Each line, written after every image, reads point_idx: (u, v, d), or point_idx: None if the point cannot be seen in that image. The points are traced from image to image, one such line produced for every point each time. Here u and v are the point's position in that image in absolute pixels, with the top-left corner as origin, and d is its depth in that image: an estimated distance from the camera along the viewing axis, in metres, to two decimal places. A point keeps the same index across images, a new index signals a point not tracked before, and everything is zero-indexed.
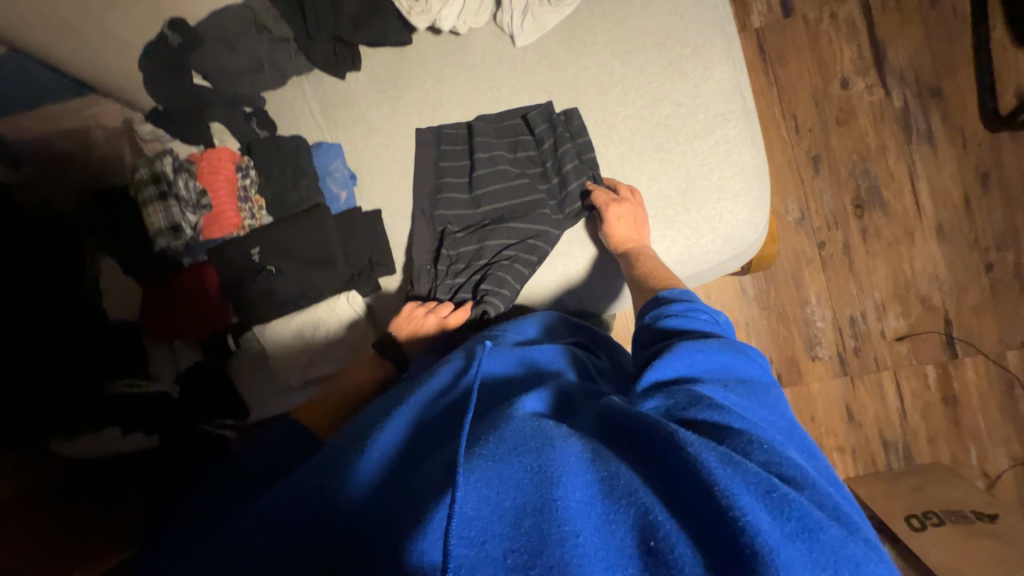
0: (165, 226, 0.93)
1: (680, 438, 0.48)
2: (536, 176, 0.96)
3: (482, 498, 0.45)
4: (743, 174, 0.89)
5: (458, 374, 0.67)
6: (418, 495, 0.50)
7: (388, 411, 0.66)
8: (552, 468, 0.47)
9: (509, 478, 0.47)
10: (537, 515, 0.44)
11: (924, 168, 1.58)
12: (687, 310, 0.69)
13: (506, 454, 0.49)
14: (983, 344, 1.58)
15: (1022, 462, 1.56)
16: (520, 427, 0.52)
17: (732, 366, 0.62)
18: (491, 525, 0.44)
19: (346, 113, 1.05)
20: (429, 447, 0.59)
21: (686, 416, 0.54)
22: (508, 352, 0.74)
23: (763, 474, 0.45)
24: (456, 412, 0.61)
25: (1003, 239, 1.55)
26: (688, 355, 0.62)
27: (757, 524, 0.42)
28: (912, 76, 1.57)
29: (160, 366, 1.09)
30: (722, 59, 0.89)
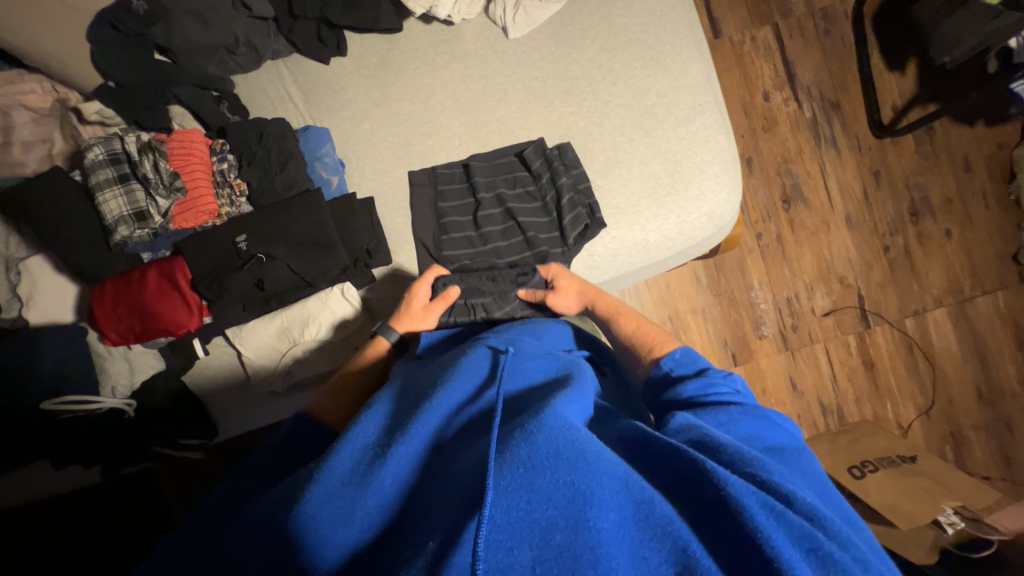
0: (128, 213, 0.82)
1: (719, 478, 0.51)
2: (536, 210, 0.99)
3: (513, 505, 0.46)
4: (721, 158, 0.99)
5: (480, 389, 0.67)
6: (449, 499, 0.50)
7: (411, 406, 0.64)
8: (585, 486, 0.47)
9: (541, 489, 0.47)
10: (569, 529, 0.45)
11: (832, 168, 1.87)
12: (703, 385, 0.69)
13: (539, 464, 0.49)
14: (889, 315, 1.86)
15: (926, 412, 1.84)
16: (552, 433, 0.52)
17: (760, 423, 0.64)
18: (521, 532, 0.45)
19: (331, 98, 1.01)
20: (456, 453, 0.58)
21: (706, 444, 0.58)
22: (528, 358, 0.73)
23: (794, 518, 0.49)
24: (484, 421, 0.61)
25: (894, 226, 1.87)
26: (711, 416, 0.64)
27: (782, 552, 0.46)
28: (816, 92, 1.86)
29: (115, 378, 0.92)
30: (695, 56, 1.00)
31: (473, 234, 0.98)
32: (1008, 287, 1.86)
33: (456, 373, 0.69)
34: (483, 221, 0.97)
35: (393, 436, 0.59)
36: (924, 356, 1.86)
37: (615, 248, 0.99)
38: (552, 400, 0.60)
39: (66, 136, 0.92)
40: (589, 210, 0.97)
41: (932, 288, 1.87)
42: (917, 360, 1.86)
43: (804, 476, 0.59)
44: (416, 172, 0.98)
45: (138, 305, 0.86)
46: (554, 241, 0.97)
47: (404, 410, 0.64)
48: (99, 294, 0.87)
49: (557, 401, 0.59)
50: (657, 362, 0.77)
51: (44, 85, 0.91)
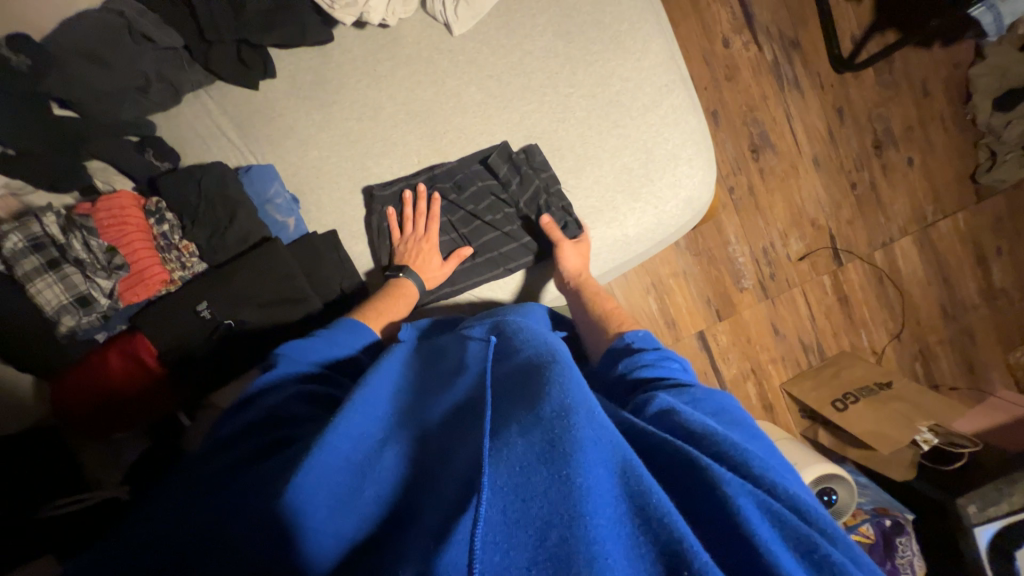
0: (69, 300, 0.75)
1: (713, 475, 0.45)
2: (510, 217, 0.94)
3: (509, 506, 0.42)
4: (692, 139, 0.96)
5: (466, 373, 0.61)
6: (437, 505, 0.46)
7: (402, 414, 0.59)
8: (580, 483, 0.42)
9: (537, 487, 0.43)
10: (565, 527, 0.40)
11: (796, 109, 1.83)
12: (658, 355, 0.68)
13: (534, 461, 0.44)
14: (859, 250, 1.89)
15: (897, 336, 1.92)
16: (549, 426, 0.47)
17: (716, 400, 0.60)
18: (515, 533, 0.40)
19: (269, 127, 0.91)
20: (443, 459, 0.52)
21: (677, 420, 0.53)
22: (517, 338, 0.67)
23: (790, 517, 0.43)
24: (467, 409, 0.55)
25: (859, 161, 1.87)
26: (678, 393, 0.60)
27: (776, 552, 0.40)
28: (776, 31, 1.79)
29: (101, 473, 0.88)
30: (655, 33, 0.94)
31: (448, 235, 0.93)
32: (966, 207, 1.92)
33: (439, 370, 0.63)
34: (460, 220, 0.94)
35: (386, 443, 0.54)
36: (892, 284, 1.91)
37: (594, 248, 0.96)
38: (551, 376, 0.54)
39: None
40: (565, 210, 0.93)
41: (897, 218, 1.90)
42: (887, 289, 1.91)
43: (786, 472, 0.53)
44: (375, 191, 0.91)
45: (105, 390, 0.80)
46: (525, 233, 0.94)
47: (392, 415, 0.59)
48: (59, 387, 0.81)
49: (549, 380, 0.53)
50: (619, 336, 0.76)
51: None
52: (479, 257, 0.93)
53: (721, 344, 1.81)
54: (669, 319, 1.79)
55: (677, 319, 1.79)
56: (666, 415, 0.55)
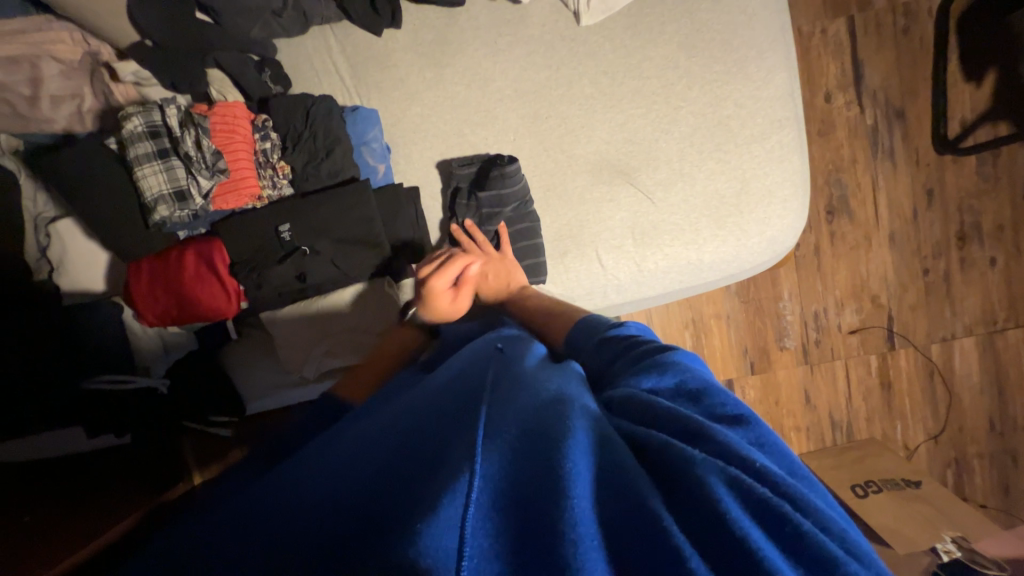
0: (168, 191, 0.77)
1: (684, 452, 0.36)
2: (590, 215, 0.93)
3: (497, 488, 0.35)
4: (793, 180, 0.93)
5: (468, 369, 0.57)
6: (428, 467, 0.39)
7: (400, 403, 0.54)
8: (564, 460, 0.35)
9: (523, 470, 0.36)
10: (546, 519, 0.33)
11: (885, 181, 1.74)
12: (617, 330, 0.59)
13: (521, 443, 0.38)
14: (916, 339, 1.79)
15: (934, 437, 1.81)
16: (539, 410, 0.41)
17: (679, 370, 0.47)
18: (495, 516, 0.34)
19: (380, 75, 0.93)
20: (431, 428, 0.46)
21: (642, 402, 0.43)
22: (527, 348, 0.61)
23: (760, 491, 0.33)
24: (468, 393, 0.50)
25: (939, 248, 1.77)
26: (650, 367, 0.48)
27: (758, 545, 0.31)
28: (883, 97, 1.70)
29: (150, 358, 0.90)
30: (781, 65, 0.92)
31: (531, 219, 0.92)
32: None
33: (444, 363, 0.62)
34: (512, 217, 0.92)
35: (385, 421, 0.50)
36: (942, 383, 1.81)
37: (667, 265, 0.94)
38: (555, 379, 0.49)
39: (96, 92, 0.84)
40: (636, 218, 0.93)
41: (964, 316, 1.80)
42: (936, 386, 1.81)
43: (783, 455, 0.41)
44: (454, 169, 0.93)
45: (173, 285, 0.83)
46: (597, 233, 0.93)
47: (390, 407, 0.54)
48: (136, 275, 0.84)
49: (539, 381, 0.48)
50: (577, 320, 0.68)
51: (71, 35, 0.80)
52: (551, 249, 0.94)
53: (748, 397, 1.75)
54: None
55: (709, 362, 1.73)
56: (631, 401, 0.44)
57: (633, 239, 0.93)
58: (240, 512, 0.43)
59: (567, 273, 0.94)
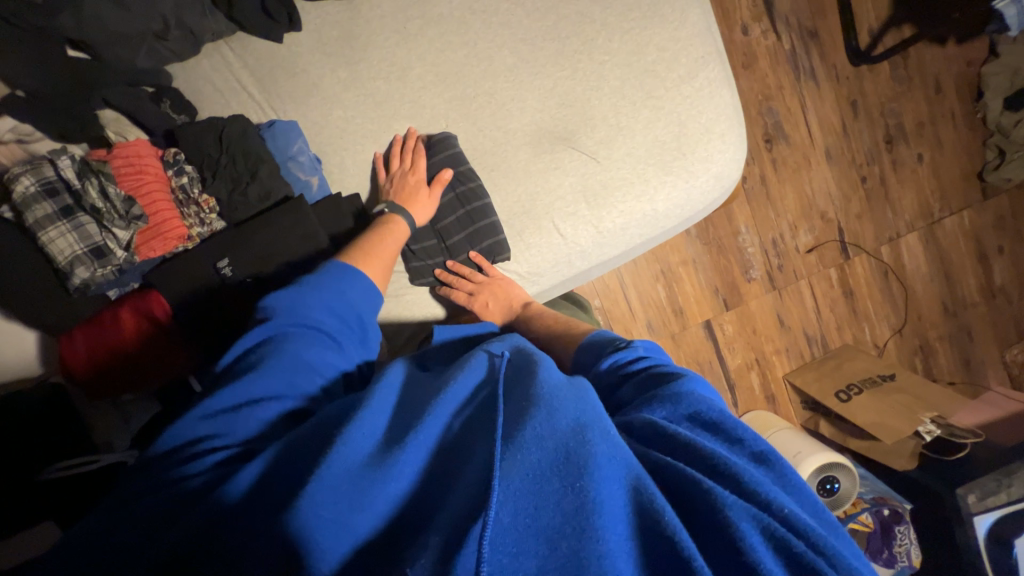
0: (84, 250, 0.71)
1: (716, 496, 0.41)
2: (539, 187, 0.92)
3: (521, 510, 0.40)
4: (726, 114, 0.94)
5: (484, 382, 0.54)
6: (451, 499, 0.43)
7: (415, 406, 0.53)
8: (593, 496, 0.40)
9: (550, 497, 0.41)
10: (575, 539, 0.38)
11: (812, 101, 1.80)
12: (621, 356, 0.62)
13: (547, 471, 0.42)
14: (866, 244, 1.89)
15: (899, 331, 1.93)
16: (564, 440, 0.44)
17: (692, 402, 0.51)
18: (525, 540, 0.39)
19: (292, 83, 0.87)
20: (456, 458, 0.47)
21: (667, 433, 0.48)
22: (536, 356, 0.59)
23: (796, 544, 0.39)
24: (484, 415, 0.50)
25: (871, 155, 1.86)
26: (666, 397, 0.52)
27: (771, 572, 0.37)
28: (795, 21, 1.75)
29: (110, 433, 0.84)
30: (693, 3, 0.92)
31: (481, 201, 0.89)
32: (971, 205, 1.94)
33: (455, 370, 0.57)
34: (465, 198, 0.89)
35: (404, 423, 0.50)
36: (897, 280, 1.92)
37: (625, 221, 0.94)
38: (574, 391, 0.50)
39: None
40: (585, 180, 0.92)
41: (904, 213, 1.91)
42: (891, 284, 1.92)
43: (792, 487, 0.45)
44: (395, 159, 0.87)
45: (118, 348, 0.76)
46: (550, 204, 0.92)
47: (402, 404, 0.54)
48: (69, 347, 0.76)
49: (561, 392, 0.49)
50: (587, 338, 0.72)
51: None
52: (508, 230, 0.92)
53: (727, 333, 1.79)
54: (676, 307, 1.75)
55: (685, 308, 1.75)
56: (651, 428, 0.49)
57: (586, 203, 0.92)
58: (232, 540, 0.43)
59: (530, 249, 0.92)
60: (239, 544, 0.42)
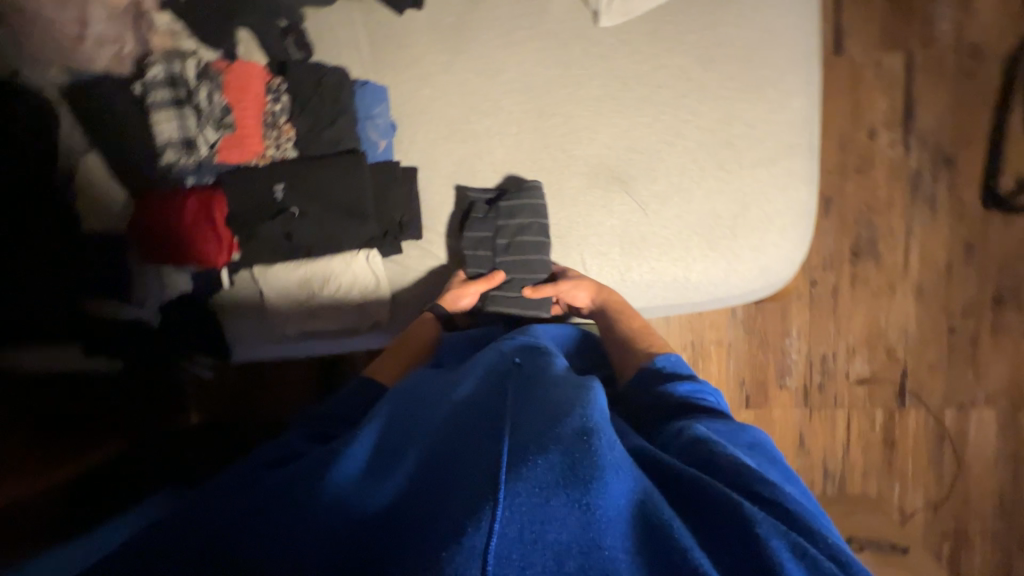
0: (178, 138, 0.85)
1: (739, 510, 0.43)
2: (580, 218, 0.93)
3: (528, 522, 0.40)
4: (795, 210, 0.90)
5: (485, 392, 0.59)
6: (458, 495, 0.44)
7: (420, 418, 0.58)
8: (600, 513, 0.40)
9: (557, 513, 0.40)
10: (584, 557, 0.38)
11: (920, 229, 1.64)
12: (694, 388, 0.67)
13: (554, 483, 0.42)
14: (928, 399, 1.68)
15: (934, 506, 1.70)
16: (569, 450, 0.45)
17: (753, 435, 0.58)
18: (533, 552, 0.38)
19: (396, 54, 0.95)
20: (458, 461, 0.49)
21: (700, 457, 0.51)
22: (543, 367, 0.63)
23: (822, 560, 0.39)
24: (483, 422, 0.52)
25: (969, 307, 1.66)
26: (715, 429, 0.58)
27: None
28: (932, 141, 1.60)
29: (145, 291, 0.92)
30: (799, 90, 0.88)
31: (546, 251, 0.92)
32: None
33: (465, 378, 0.64)
34: (519, 247, 0.92)
35: (405, 443, 0.54)
36: (952, 450, 1.69)
37: (651, 279, 0.93)
38: (578, 404, 0.52)
39: (137, 39, 0.89)
40: (626, 226, 0.92)
41: (987, 383, 1.68)
42: (943, 451, 1.69)
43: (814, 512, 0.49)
44: (476, 201, 0.93)
45: (174, 228, 0.87)
46: (587, 237, 0.93)
47: (405, 422, 0.58)
48: (140, 212, 0.88)
49: (565, 406, 0.52)
50: (651, 360, 0.74)
51: None
52: None
53: None
54: None
55: None
56: (686, 455, 0.53)
57: (619, 248, 0.93)
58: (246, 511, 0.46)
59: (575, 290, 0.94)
60: (255, 529, 0.44)
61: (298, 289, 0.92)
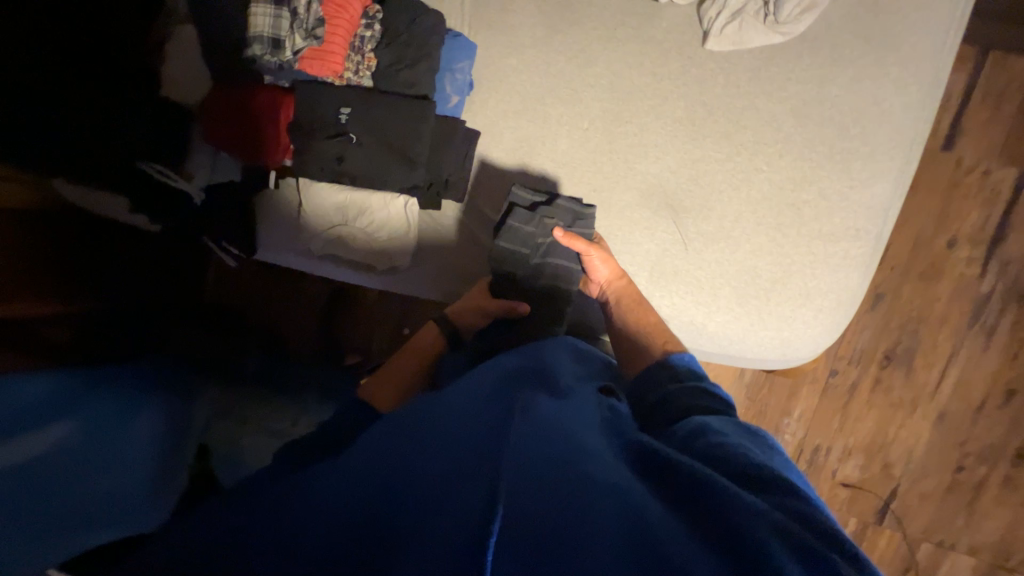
0: (267, 35, 0.84)
1: (712, 492, 0.45)
2: (620, 231, 0.91)
3: (509, 504, 0.41)
4: (838, 293, 0.86)
5: (468, 394, 0.61)
6: (447, 481, 0.45)
7: (406, 413, 0.60)
8: (580, 503, 0.42)
9: (539, 507, 0.41)
10: (567, 534, 0.39)
11: (965, 358, 1.54)
12: (706, 381, 0.71)
13: (535, 480, 0.44)
14: (909, 526, 1.61)
15: None
16: (546, 451, 0.48)
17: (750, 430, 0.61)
18: (517, 525, 0.40)
19: (496, 15, 0.94)
20: (443, 446, 0.50)
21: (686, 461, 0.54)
22: (530, 371, 0.67)
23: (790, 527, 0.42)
24: (466, 421, 0.55)
25: (987, 451, 1.57)
26: (718, 421, 0.62)
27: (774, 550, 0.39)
28: (1012, 272, 1.49)
29: (197, 167, 0.96)
30: (890, 175, 0.83)
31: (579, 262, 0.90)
32: None
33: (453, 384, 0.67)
34: (554, 253, 0.89)
35: (391, 433, 0.55)
36: None
37: (669, 314, 0.91)
38: (555, 416, 0.55)
39: None
40: (661, 255, 0.90)
41: (975, 531, 1.59)
42: None
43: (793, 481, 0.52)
44: (516, 205, 0.89)
45: (239, 119, 0.90)
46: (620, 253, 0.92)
47: (392, 420, 0.59)
48: (214, 94, 0.91)
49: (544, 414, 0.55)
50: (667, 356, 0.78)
51: None
52: None
53: None
54: None
55: None
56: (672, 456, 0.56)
57: (648, 275, 0.91)
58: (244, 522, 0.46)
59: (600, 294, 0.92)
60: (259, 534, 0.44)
61: (333, 213, 0.95)
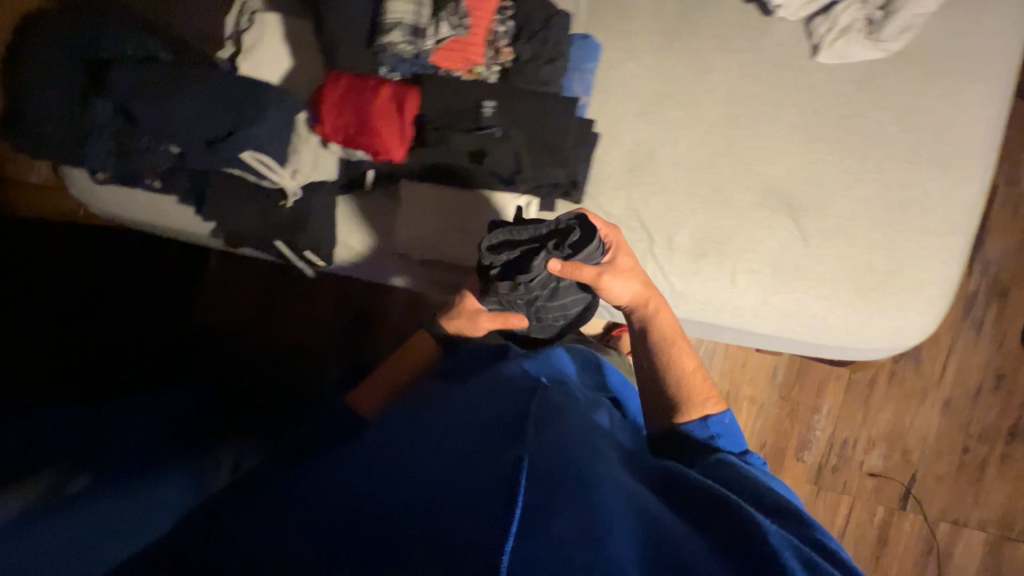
0: (409, 23, 0.81)
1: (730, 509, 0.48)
2: (743, 228, 0.93)
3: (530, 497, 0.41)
4: (942, 284, 0.93)
5: (478, 399, 0.62)
6: (464, 477, 0.45)
7: (415, 419, 0.60)
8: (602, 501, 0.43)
9: (560, 502, 0.42)
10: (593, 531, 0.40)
11: (961, 346, 1.64)
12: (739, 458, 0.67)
13: (556, 475, 0.45)
14: (929, 507, 1.64)
15: None
16: (566, 451, 0.49)
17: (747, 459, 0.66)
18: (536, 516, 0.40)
19: (614, 23, 0.96)
20: (452, 451, 0.50)
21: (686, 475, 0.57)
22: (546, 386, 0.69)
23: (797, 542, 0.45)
24: (483, 423, 0.55)
25: (987, 432, 1.64)
26: (732, 455, 0.66)
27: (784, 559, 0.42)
28: (992, 271, 1.64)
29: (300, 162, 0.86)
30: (978, 177, 0.93)
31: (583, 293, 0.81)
32: None
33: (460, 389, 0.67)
34: (562, 292, 0.78)
35: (395, 439, 0.54)
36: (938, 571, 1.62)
37: (791, 308, 0.94)
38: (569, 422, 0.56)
39: None
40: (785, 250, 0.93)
41: (985, 507, 1.63)
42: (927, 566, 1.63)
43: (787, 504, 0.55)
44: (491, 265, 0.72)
45: (365, 109, 0.82)
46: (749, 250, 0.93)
47: (399, 427, 0.58)
48: (335, 82, 0.84)
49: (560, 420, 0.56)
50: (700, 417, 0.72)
51: None
52: (693, 246, 0.94)
53: None
54: None
55: None
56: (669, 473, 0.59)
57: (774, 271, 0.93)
58: (245, 519, 0.44)
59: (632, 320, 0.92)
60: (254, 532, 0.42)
61: (449, 215, 0.89)
